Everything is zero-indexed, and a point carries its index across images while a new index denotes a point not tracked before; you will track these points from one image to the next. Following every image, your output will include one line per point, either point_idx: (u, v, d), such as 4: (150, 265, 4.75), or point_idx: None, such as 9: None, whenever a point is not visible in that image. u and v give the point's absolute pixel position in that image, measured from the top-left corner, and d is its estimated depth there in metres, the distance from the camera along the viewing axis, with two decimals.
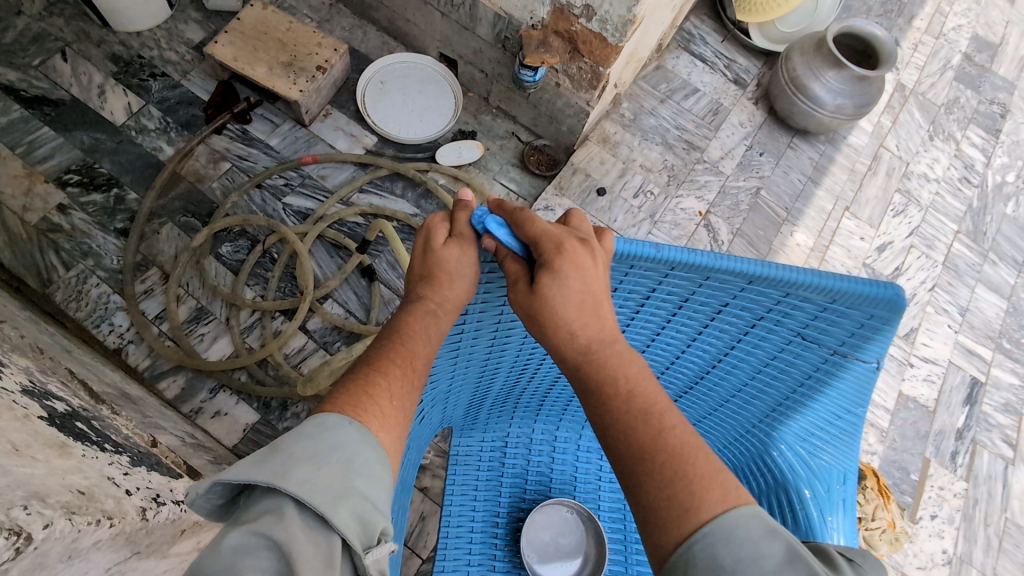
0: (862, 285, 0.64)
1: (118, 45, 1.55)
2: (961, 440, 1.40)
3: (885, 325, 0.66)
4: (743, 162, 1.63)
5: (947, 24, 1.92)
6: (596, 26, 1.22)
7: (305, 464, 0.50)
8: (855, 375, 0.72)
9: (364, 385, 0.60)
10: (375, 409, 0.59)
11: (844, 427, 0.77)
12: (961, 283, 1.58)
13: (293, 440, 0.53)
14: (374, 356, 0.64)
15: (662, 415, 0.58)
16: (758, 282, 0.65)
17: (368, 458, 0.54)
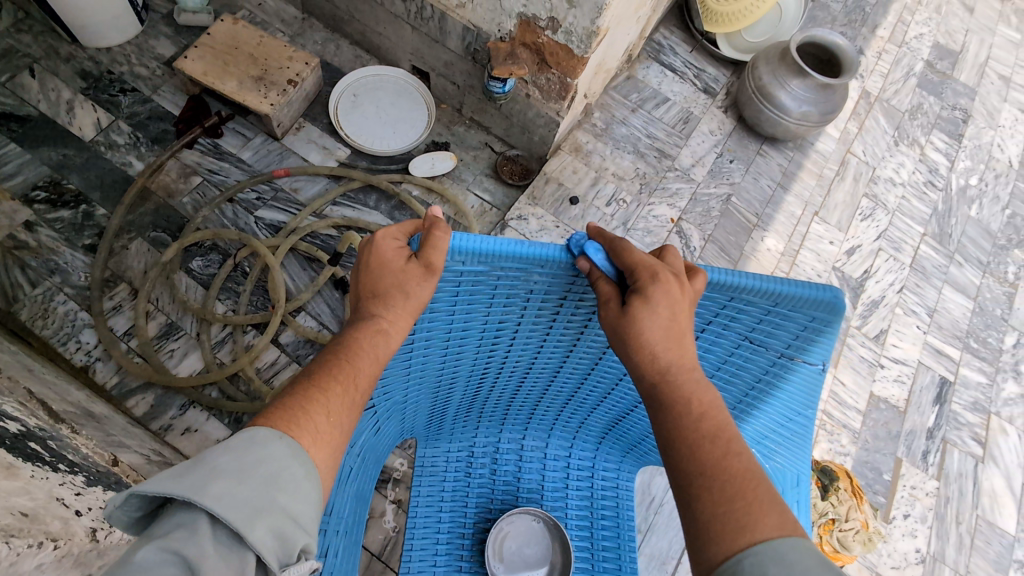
0: (801, 288, 0.66)
1: (87, 61, 1.54)
2: (932, 439, 1.42)
3: (828, 326, 0.68)
4: (713, 169, 1.65)
5: (910, 32, 1.97)
6: (561, 38, 1.24)
7: (224, 477, 0.48)
8: (802, 378, 0.73)
9: (301, 398, 0.58)
10: (309, 424, 0.56)
11: (796, 429, 0.77)
12: (928, 285, 1.61)
13: (217, 452, 0.50)
14: (315, 370, 0.61)
15: (730, 440, 0.59)
16: (704, 286, 0.67)
17: (295, 475, 0.52)
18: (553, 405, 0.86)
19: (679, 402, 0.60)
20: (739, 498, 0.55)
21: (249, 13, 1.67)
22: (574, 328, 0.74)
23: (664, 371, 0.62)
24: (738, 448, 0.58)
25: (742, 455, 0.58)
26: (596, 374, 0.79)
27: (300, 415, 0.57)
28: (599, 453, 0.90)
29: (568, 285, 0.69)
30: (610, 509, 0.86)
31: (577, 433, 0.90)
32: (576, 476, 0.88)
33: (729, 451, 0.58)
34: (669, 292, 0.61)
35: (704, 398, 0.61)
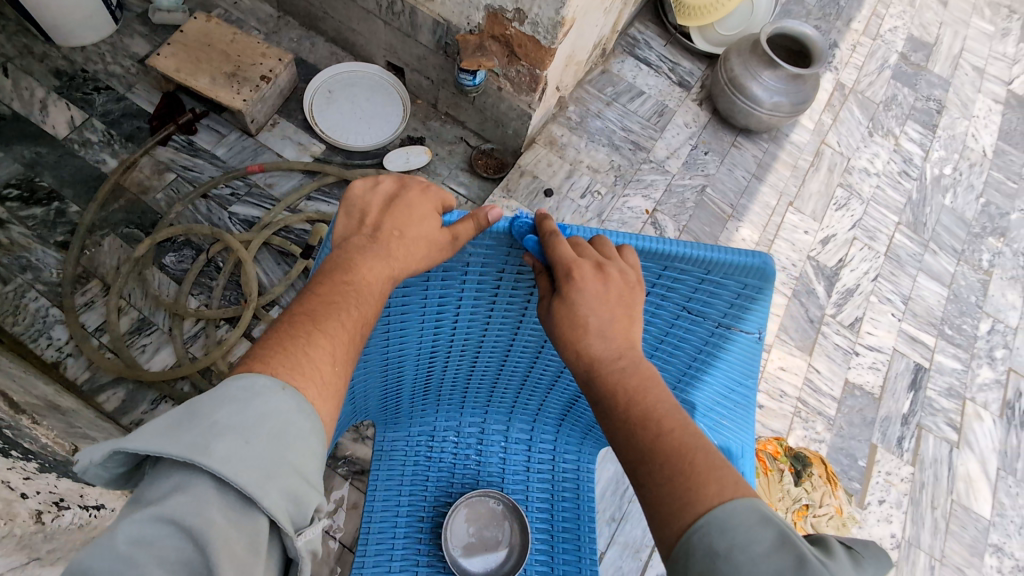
0: (733, 255, 0.67)
1: (61, 60, 1.55)
2: (907, 425, 1.45)
3: (760, 293, 0.69)
4: (688, 161, 1.66)
5: (884, 25, 1.99)
6: (529, 29, 1.25)
7: (229, 435, 0.46)
8: (740, 346, 0.74)
9: (298, 342, 0.57)
10: (313, 373, 0.55)
11: (738, 400, 0.77)
12: (903, 273, 1.62)
13: (217, 406, 0.48)
14: (313, 309, 0.61)
15: (663, 419, 0.57)
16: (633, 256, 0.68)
17: (301, 428, 0.50)
18: (509, 387, 0.86)
19: (607, 389, 0.59)
20: (680, 478, 0.53)
21: (224, 12, 1.68)
22: (517, 307, 0.74)
23: (590, 360, 0.61)
24: (670, 425, 0.56)
25: (676, 431, 0.56)
26: (547, 353, 0.79)
27: (303, 360, 0.55)
28: (560, 436, 0.91)
29: (504, 261, 0.69)
30: (570, 493, 0.88)
31: (537, 417, 0.91)
32: (537, 459, 0.90)
33: (661, 431, 0.56)
34: (585, 293, 0.61)
35: (631, 380, 0.60)
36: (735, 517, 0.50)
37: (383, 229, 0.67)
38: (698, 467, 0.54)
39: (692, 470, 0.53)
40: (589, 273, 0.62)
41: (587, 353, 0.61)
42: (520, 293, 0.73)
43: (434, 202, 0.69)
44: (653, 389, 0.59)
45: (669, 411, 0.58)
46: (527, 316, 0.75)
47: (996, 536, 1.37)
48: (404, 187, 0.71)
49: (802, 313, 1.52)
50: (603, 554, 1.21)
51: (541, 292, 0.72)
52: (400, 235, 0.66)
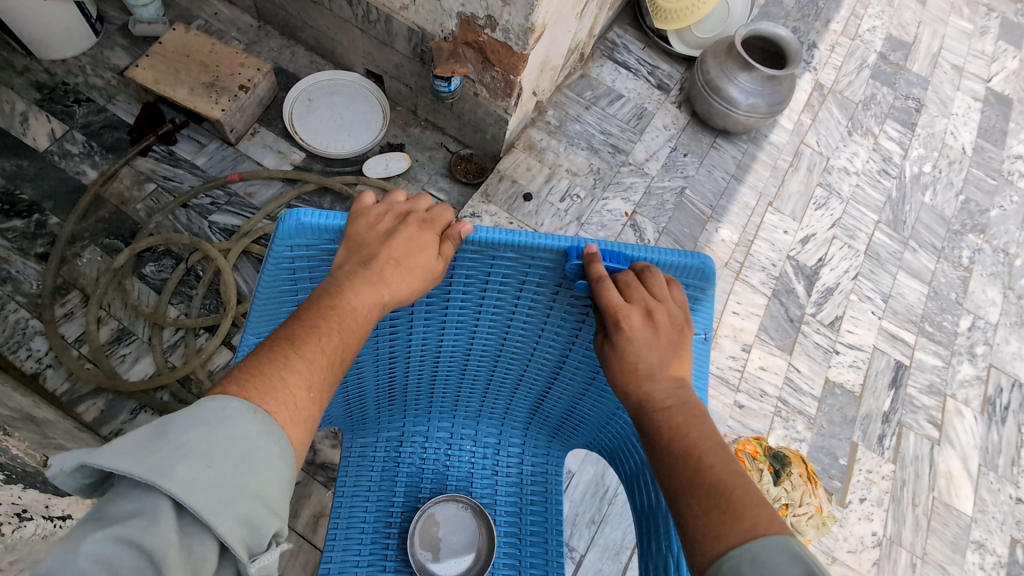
0: (675, 258, 0.67)
1: (42, 72, 1.56)
2: (888, 423, 1.46)
3: (703, 294, 0.70)
4: (668, 163, 1.67)
5: (863, 25, 2.00)
6: (501, 36, 1.26)
7: (195, 458, 0.44)
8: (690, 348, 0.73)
9: (277, 366, 0.53)
10: (284, 397, 0.52)
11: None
12: (883, 271, 1.62)
13: (183, 428, 0.46)
14: (294, 333, 0.55)
15: (704, 454, 0.58)
16: (580, 260, 0.67)
17: (268, 454, 0.48)
18: (474, 392, 0.88)
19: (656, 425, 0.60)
20: (717, 511, 0.54)
21: (205, 22, 1.70)
22: (471, 315, 0.75)
23: (639, 401, 0.62)
24: (710, 461, 0.57)
25: (716, 467, 0.56)
26: (506, 358, 0.81)
27: (277, 383, 0.52)
28: (528, 441, 0.93)
29: (452, 269, 0.68)
30: (538, 494, 0.89)
31: (504, 422, 0.93)
32: (506, 464, 0.91)
33: (702, 466, 0.57)
34: (635, 341, 0.61)
35: (676, 418, 0.60)
36: (766, 551, 0.50)
37: (378, 257, 0.60)
38: (735, 503, 0.54)
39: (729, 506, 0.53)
40: (636, 319, 0.62)
41: (639, 394, 0.62)
42: (471, 299, 0.73)
43: (436, 238, 0.64)
44: (699, 426, 0.60)
45: (713, 447, 0.58)
46: (481, 323, 0.76)
47: (978, 532, 1.37)
48: (404, 220, 0.64)
49: (782, 312, 1.53)
50: (583, 557, 1.21)
51: (493, 297, 0.72)
52: (396, 264, 0.60)
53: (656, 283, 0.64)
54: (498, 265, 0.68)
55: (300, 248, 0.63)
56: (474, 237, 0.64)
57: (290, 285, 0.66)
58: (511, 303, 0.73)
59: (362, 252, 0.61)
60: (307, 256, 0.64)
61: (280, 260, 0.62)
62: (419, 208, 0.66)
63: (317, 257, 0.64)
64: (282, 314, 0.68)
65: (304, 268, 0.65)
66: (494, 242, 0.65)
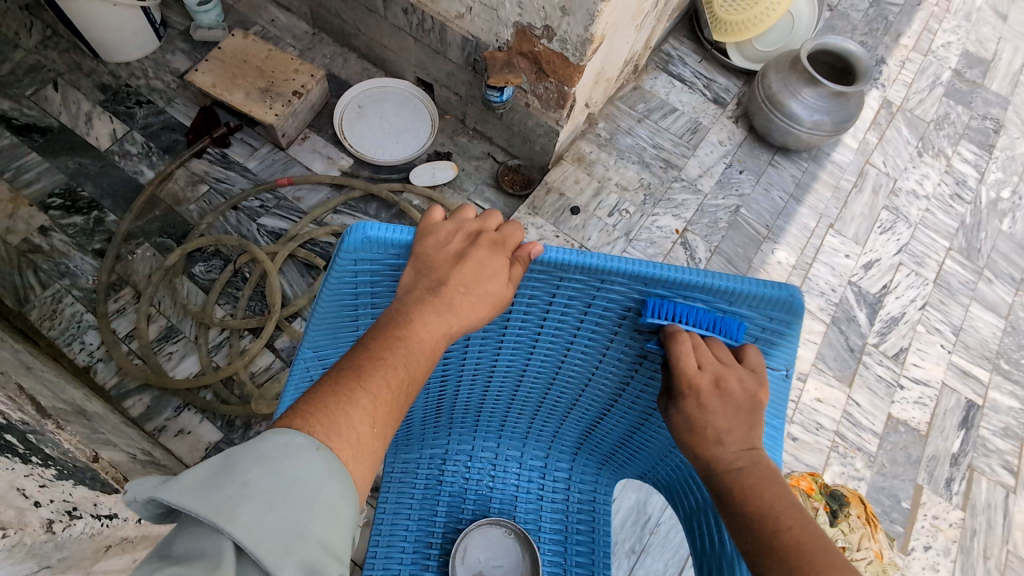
0: (759, 286, 0.62)
1: (107, 75, 1.61)
2: (957, 466, 1.35)
3: (787, 327, 0.64)
4: (722, 180, 1.60)
5: (936, 41, 1.88)
6: (557, 46, 1.23)
7: (256, 498, 0.43)
8: (767, 384, 0.68)
9: (341, 400, 0.50)
10: (349, 432, 0.49)
11: (763, 439, 0.68)
12: (954, 301, 1.52)
13: (250, 465, 0.44)
14: (360, 363, 0.52)
15: (779, 516, 0.55)
16: (655, 286, 0.63)
17: (330, 495, 0.45)
18: (523, 414, 0.84)
19: (731, 489, 0.57)
20: (797, 574, 0.51)
21: (262, 29, 1.73)
22: (529, 335, 0.71)
23: (708, 463, 0.59)
24: (788, 522, 0.54)
25: (795, 528, 0.54)
26: (561, 381, 0.77)
27: (340, 418, 0.49)
28: (575, 467, 0.89)
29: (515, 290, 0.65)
30: (585, 522, 0.85)
31: (551, 445, 0.88)
32: (551, 490, 0.87)
33: (777, 527, 0.54)
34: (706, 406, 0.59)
35: (750, 477, 0.57)
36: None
37: (448, 283, 0.57)
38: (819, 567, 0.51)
39: (811, 568, 0.51)
40: (704, 385, 0.59)
41: (707, 456, 0.59)
42: (531, 321, 0.69)
43: (507, 262, 0.60)
44: (770, 485, 0.57)
45: (786, 507, 0.55)
46: (539, 345, 0.72)
47: None
48: (474, 242, 0.61)
49: (842, 340, 1.44)
50: None
51: (555, 318, 0.68)
52: (466, 292, 0.57)
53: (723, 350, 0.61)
54: (565, 287, 0.64)
55: (365, 263, 0.61)
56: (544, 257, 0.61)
57: (352, 299, 0.64)
58: (574, 326, 0.69)
59: (430, 276, 0.58)
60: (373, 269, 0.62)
61: (343, 274, 0.61)
62: (489, 227, 0.63)
63: (381, 273, 0.62)
64: (342, 331, 0.67)
65: (366, 284, 0.64)
66: (566, 264, 0.61)
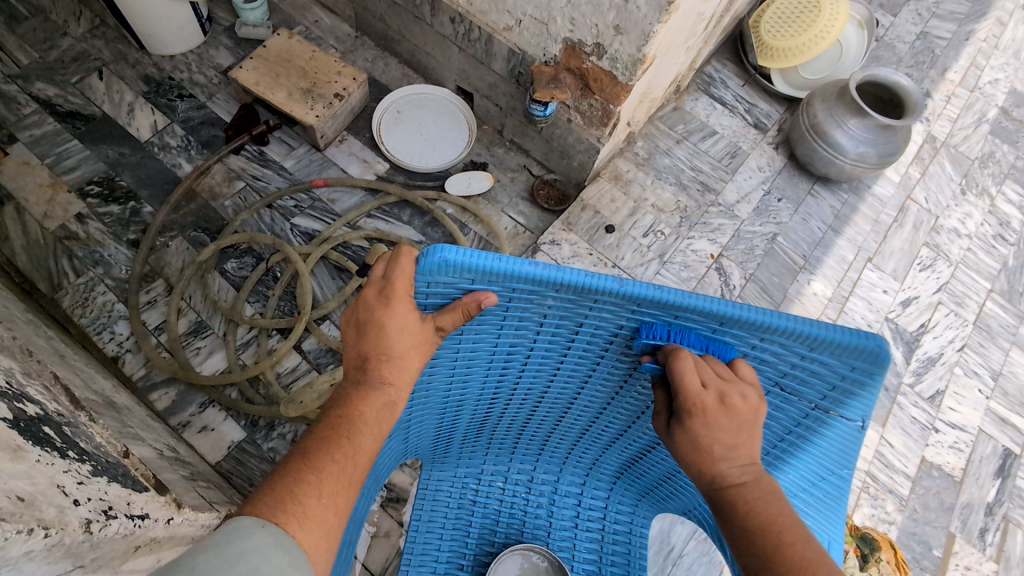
0: (843, 333, 0.60)
1: (151, 67, 1.63)
2: (991, 516, 1.31)
3: (870, 378, 0.63)
4: (760, 207, 1.58)
5: (983, 77, 1.85)
6: (607, 64, 1.22)
7: (211, 574, 0.48)
8: (838, 433, 0.68)
9: (294, 482, 0.58)
10: (295, 509, 0.56)
11: (830, 489, 0.71)
12: (993, 345, 1.48)
13: (202, 550, 0.50)
14: (309, 449, 0.61)
15: (781, 530, 0.58)
16: (730, 324, 0.61)
17: (279, 564, 0.51)
18: (564, 441, 0.85)
19: (734, 503, 0.59)
20: None
21: (305, 29, 1.73)
22: (588, 363, 0.70)
23: (713, 481, 0.60)
24: (791, 537, 0.57)
25: (797, 544, 0.56)
26: (610, 414, 0.77)
27: (289, 499, 0.56)
28: (612, 496, 0.90)
29: (581, 321, 0.64)
30: (620, 552, 0.86)
31: (589, 473, 0.90)
32: (586, 517, 0.88)
33: (780, 541, 0.57)
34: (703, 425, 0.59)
35: (750, 493, 0.59)
36: None
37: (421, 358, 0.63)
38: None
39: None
40: (709, 406, 0.58)
41: (711, 472, 0.60)
42: (594, 347, 0.68)
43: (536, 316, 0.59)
44: (775, 501, 0.59)
45: (791, 522, 0.58)
46: (597, 375, 0.72)
47: None
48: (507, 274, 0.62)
49: None
50: None
51: (619, 350, 0.68)
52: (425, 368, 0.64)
53: (722, 367, 0.61)
54: (636, 320, 0.63)
55: (437, 284, 0.59)
56: (617, 288, 0.58)
57: (421, 311, 0.63)
58: (638, 356, 0.69)
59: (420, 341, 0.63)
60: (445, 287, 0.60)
61: (414, 293, 0.60)
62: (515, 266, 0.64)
63: (450, 296, 0.61)
64: None
65: (437, 301, 0.62)
66: (638, 297, 0.59)
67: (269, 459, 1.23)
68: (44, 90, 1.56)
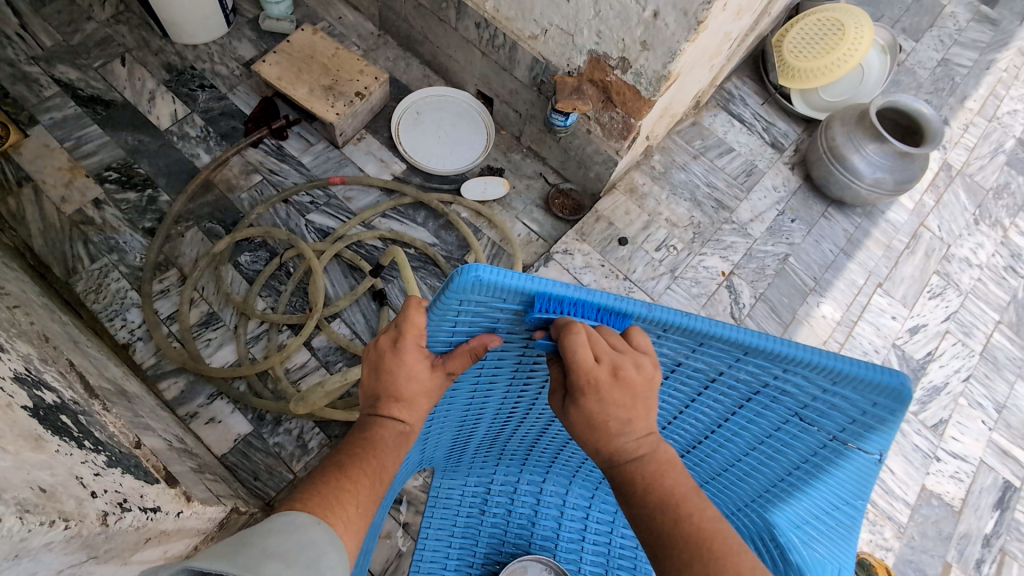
0: (870, 370, 0.61)
1: (174, 56, 1.63)
2: (988, 547, 1.31)
3: (891, 414, 0.64)
4: (773, 226, 1.58)
5: (1002, 107, 1.85)
6: (630, 78, 1.22)
7: (274, 557, 0.48)
8: (854, 465, 0.69)
9: (334, 490, 0.60)
10: (341, 512, 0.58)
11: (842, 518, 0.72)
12: (999, 377, 1.48)
13: (262, 533, 0.51)
14: (343, 462, 0.63)
15: (680, 503, 0.60)
16: (755, 354, 0.62)
17: (332, 560, 0.53)
18: (575, 455, 0.86)
19: (634, 478, 0.61)
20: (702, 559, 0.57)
21: (328, 25, 1.74)
22: None
23: (610, 456, 0.61)
24: (688, 510, 0.59)
25: (694, 516, 0.59)
26: None
27: (333, 501, 0.59)
28: (620, 511, 0.92)
29: None
30: (627, 563, 0.88)
31: (598, 487, 0.91)
32: (594, 530, 0.90)
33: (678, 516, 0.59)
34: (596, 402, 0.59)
35: (650, 465, 0.61)
36: None
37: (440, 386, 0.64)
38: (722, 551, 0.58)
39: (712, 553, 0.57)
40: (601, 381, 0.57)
41: (609, 447, 0.61)
42: None
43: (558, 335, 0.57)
44: (672, 472, 0.61)
45: (687, 493, 0.61)
46: None
47: None
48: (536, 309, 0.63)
49: None
50: None
51: None
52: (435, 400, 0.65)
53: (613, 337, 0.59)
54: (663, 344, 0.64)
55: (469, 303, 0.58)
56: (646, 313, 0.59)
57: (451, 327, 0.61)
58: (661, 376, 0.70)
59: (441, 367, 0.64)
60: (475, 307, 0.59)
61: (446, 310, 0.58)
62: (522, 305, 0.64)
63: (481, 313, 0.59)
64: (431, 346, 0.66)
65: (467, 319, 0.61)
66: (666, 323, 0.60)
67: (274, 454, 1.23)
68: (66, 73, 1.56)
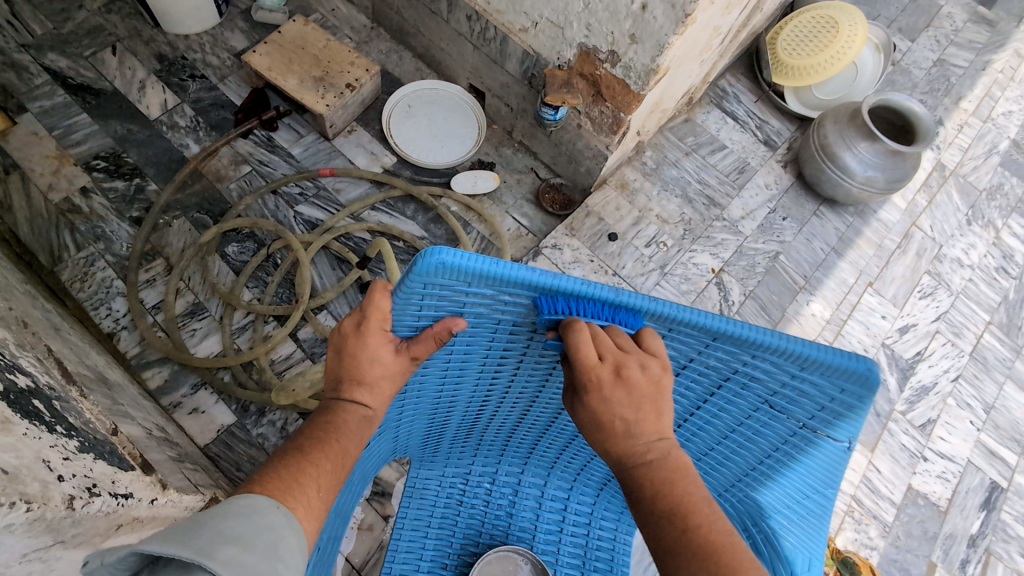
0: (836, 356, 0.61)
1: (165, 45, 1.63)
2: (973, 548, 1.31)
3: (859, 401, 0.63)
4: (764, 224, 1.57)
5: (997, 108, 1.84)
6: (620, 72, 1.22)
7: (229, 542, 0.48)
8: (823, 454, 0.69)
9: (294, 474, 0.59)
10: (302, 496, 0.58)
11: (812, 506, 0.72)
12: (988, 377, 1.48)
13: (217, 516, 0.50)
14: (304, 444, 0.62)
15: (688, 513, 0.57)
16: (722, 340, 0.62)
17: (290, 545, 0.52)
18: (552, 446, 0.85)
19: (641, 482, 0.58)
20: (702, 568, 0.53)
21: (321, 17, 1.73)
22: None
23: (618, 460, 0.59)
24: (697, 521, 0.56)
25: (703, 527, 0.55)
26: None
27: (293, 485, 0.58)
28: (598, 503, 0.91)
29: None
30: (604, 553, 0.88)
31: (576, 479, 0.91)
32: (571, 522, 0.90)
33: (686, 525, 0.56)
34: (607, 400, 0.57)
35: (658, 471, 0.58)
36: None
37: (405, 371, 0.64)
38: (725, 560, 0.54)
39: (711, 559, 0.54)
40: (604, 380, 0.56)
41: (618, 450, 0.59)
42: None
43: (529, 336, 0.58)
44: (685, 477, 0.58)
45: (699, 502, 0.57)
46: None
47: None
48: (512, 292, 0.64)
49: None
50: None
51: None
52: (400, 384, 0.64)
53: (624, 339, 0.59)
54: None
55: (433, 286, 0.58)
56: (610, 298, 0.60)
57: (416, 311, 0.61)
58: None
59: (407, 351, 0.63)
60: (437, 290, 0.59)
61: (410, 293, 0.58)
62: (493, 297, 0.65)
63: (445, 297, 0.59)
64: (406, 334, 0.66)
65: (433, 303, 0.61)
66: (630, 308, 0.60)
67: (257, 445, 1.23)
68: (56, 62, 1.56)
